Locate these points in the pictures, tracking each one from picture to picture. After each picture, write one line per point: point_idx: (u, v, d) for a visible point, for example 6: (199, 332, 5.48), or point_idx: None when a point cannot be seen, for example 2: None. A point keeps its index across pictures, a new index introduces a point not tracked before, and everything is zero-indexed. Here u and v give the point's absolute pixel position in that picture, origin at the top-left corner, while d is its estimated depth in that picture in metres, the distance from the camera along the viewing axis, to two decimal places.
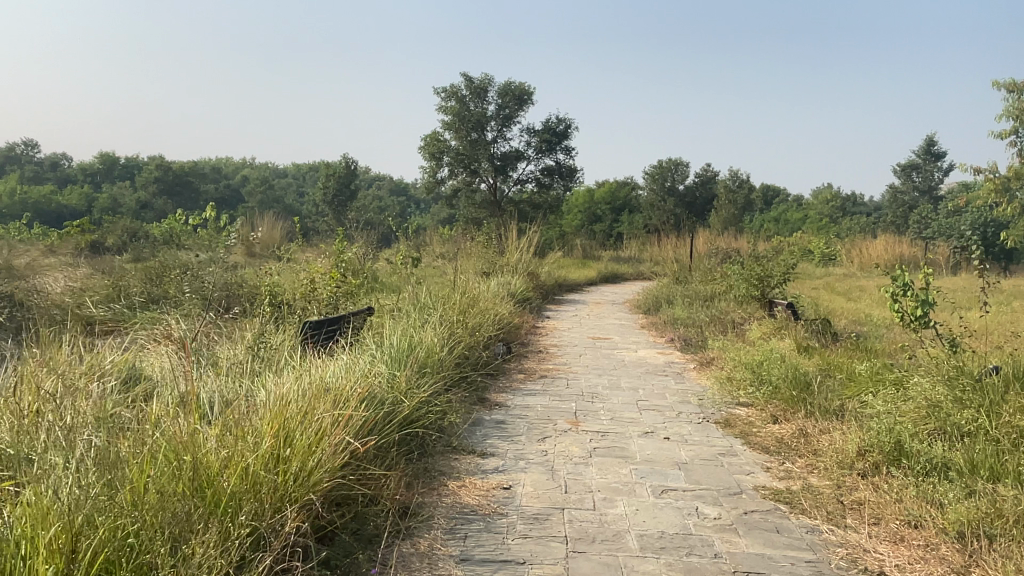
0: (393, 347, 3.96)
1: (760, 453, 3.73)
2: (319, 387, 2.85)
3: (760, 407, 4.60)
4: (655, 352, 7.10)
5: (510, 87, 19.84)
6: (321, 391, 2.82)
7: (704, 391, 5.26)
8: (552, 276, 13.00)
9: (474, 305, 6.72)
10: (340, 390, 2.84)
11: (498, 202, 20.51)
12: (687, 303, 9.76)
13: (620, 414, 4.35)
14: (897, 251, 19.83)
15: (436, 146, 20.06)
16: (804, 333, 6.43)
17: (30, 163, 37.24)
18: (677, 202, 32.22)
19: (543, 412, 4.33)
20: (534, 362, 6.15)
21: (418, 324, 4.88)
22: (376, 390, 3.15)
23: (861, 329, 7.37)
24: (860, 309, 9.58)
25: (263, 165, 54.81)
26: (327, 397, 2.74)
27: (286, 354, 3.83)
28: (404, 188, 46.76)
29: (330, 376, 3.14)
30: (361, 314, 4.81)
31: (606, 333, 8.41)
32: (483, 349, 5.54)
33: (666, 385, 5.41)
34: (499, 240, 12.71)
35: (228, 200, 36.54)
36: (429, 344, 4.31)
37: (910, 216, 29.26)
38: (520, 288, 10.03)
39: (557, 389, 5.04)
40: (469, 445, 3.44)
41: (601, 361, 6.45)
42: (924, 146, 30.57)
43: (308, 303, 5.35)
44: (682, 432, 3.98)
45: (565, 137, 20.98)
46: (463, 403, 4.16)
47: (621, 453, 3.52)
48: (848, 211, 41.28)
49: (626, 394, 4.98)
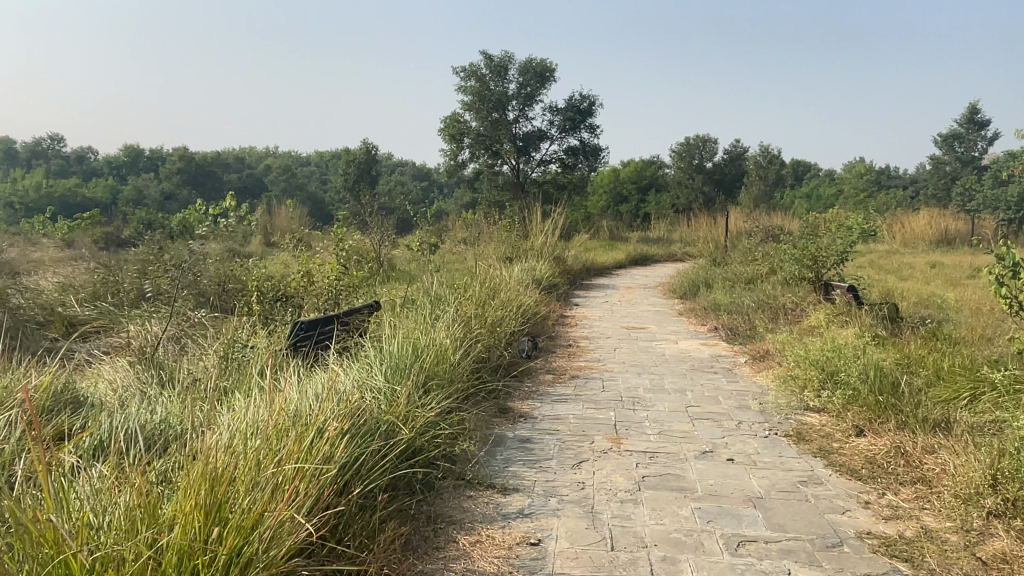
0: (394, 351, 3.27)
1: (850, 478, 2.98)
2: (286, 418, 2.21)
3: (836, 414, 3.84)
4: (698, 344, 6.36)
5: (531, 64, 19.03)
6: (288, 424, 2.18)
7: (762, 393, 4.51)
8: (579, 260, 12.29)
9: (495, 296, 6.03)
10: (312, 418, 2.20)
11: (522, 184, 19.78)
12: (728, 286, 8.96)
13: (668, 426, 3.62)
14: (942, 225, 18.74)
15: (456, 128, 19.33)
16: (871, 321, 5.66)
17: (57, 156, 37.29)
18: (706, 179, 31.16)
19: (577, 425, 3.61)
20: (563, 359, 5.45)
21: (429, 320, 4.19)
22: (365, 413, 2.49)
23: (930, 313, 6.55)
24: (919, 289, 8.72)
25: (287, 155, 54.69)
26: (292, 431, 2.10)
27: (262, 368, 3.18)
28: (426, 172, 46.15)
29: (306, 401, 2.49)
30: (364, 311, 4.19)
31: (641, 322, 7.66)
32: (504, 347, 4.84)
33: (717, 385, 4.66)
34: (522, 223, 11.99)
35: (250, 189, 36.23)
36: (440, 347, 3.60)
37: (952, 188, 27.93)
38: (546, 274, 9.32)
39: (591, 394, 4.33)
40: (487, 477, 2.75)
41: (638, 356, 5.72)
42: (967, 115, 29.07)
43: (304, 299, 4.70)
44: (749, 451, 3.24)
45: (590, 114, 20.09)
46: (480, 419, 3.48)
47: (678, 484, 2.80)
48: (883, 185, 39.92)
49: (673, 398, 4.26)
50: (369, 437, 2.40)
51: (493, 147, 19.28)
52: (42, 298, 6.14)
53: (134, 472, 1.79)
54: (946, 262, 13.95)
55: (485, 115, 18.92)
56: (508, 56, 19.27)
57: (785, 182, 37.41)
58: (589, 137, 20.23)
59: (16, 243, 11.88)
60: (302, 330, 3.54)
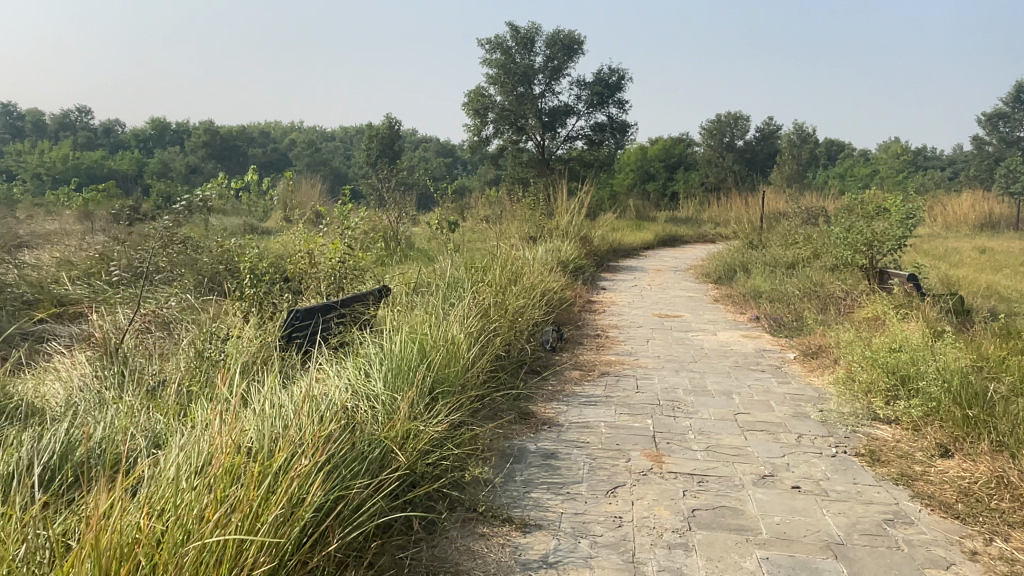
0: (395, 349, 2.78)
1: (945, 517, 2.44)
2: (243, 444, 1.74)
3: (912, 427, 3.29)
4: (738, 336, 5.82)
5: (558, 35, 18.33)
6: (246, 453, 1.71)
7: (819, 398, 3.97)
8: (606, 240, 11.73)
9: (517, 281, 5.52)
10: (281, 444, 1.74)
11: (547, 161, 19.15)
12: (767, 271, 8.37)
13: (717, 440, 3.10)
14: (986, 207, 17.84)
15: (480, 102, 18.70)
16: (936, 315, 5.07)
17: (86, 128, 37.24)
18: (736, 157, 30.25)
19: (609, 436, 3.11)
20: (591, 352, 4.95)
21: (441, 310, 3.71)
22: (352, 435, 2.01)
23: (997, 305, 5.92)
24: (976, 276, 8.05)
25: (311, 131, 54.44)
26: (248, 466, 1.63)
27: (240, 368, 2.71)
28: (450, 147, 45.55)
29: (278, 418, 2.01)
30: (369, 299, 3.71)
31: (674, 309, 7.12)
32: (526, 340, 4.35)
33: (766, 387, 4.13)
34: (548, 201, 11.43)
35: (274, 163, 36.01)
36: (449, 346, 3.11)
37: (995, 168, 26.76)
38: (572, 255, 8.80)
39: (624, 395, 3.83)
40: (503, 509, 2.26)
41: (674, 350, 5.20)
42: (1013, 92, 27.65)
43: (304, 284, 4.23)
44: (817, 477, 2.72)
45: (618, 89, 19.34)
46: (497, 431, 2.99)
47: (736, 521, 2.30)
48: (920, 166, 38.61)
49: (718, 403, 3.74)
50: (357, 465, 1.93)
51: (518, 122, 18.66)
52: (34, 275, 5.75)
53: (24, 535, 1.35)
54: (998, 248, 13.15)
55: (510, 89, 18.28)
56: (535, 27, 18.59)
57: (818, 160, 36.27)
58: (618, 112, 19.51)
59: (29, 216, 11.61)
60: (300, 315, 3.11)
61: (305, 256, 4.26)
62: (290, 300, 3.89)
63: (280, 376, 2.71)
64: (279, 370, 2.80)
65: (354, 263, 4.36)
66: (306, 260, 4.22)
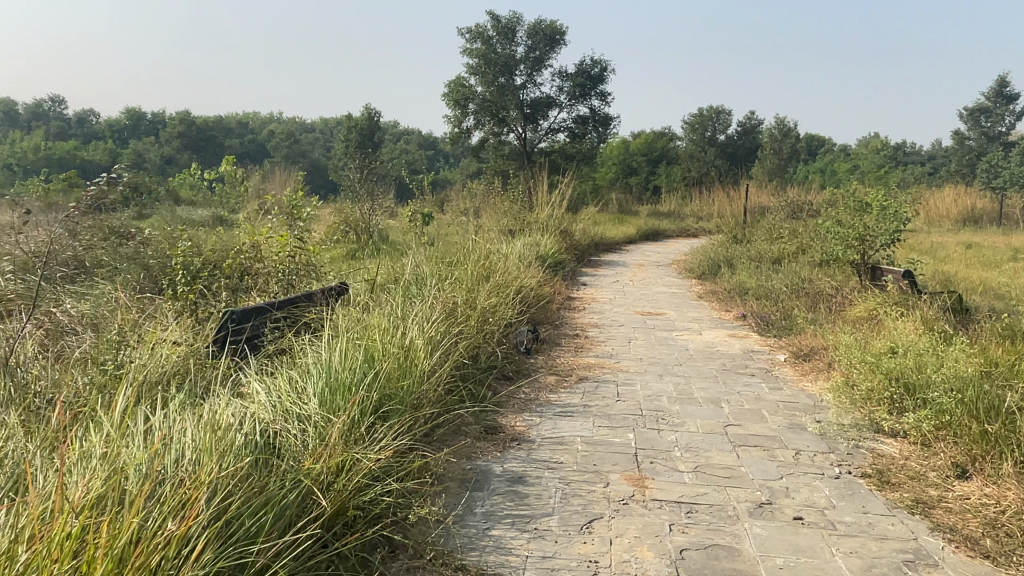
0: (334, 356, 2.38)
1: (973, 557, 2.10)
2: (95, 505, 1.37)
3: (921, 442, 2.97)
4: (725, 336, 5.49)
5: (540, 26, 17.94)
6: (95, 519, 1.34)
7: (815, 406, 3.64)
8: (587, 234, 11.39)
9: (489, 278, 5.13)
10: (144, 505, 1.37)
11: (529, 153, 18.77)
12: (752, 266, 8.06)
13: (706, 459, 2.75)
14: (968, 203, 17.76)
15: (460, 92, 18.22)
16: (935, 313, 4.77)
17: (58, 118, 36.23)
18: (718, 152, 30.08)
19: (586, 455, 2.74)
20: (568, 354, 4.58)
21: (399, 312, 3.33)
22: (256, 478, 1.64)
23: (995, 303, 5.65)
24: (967, 273, 7.80)
25: (290, 122, 53.67)
26: (94, 542, 1.27)
27: (149, 386, 2.31)
28: (431, 139, 45.01)
29: (163, 454, 1.63)
30: (319, 297, 3.31)
31: (657, 306, 6.77)
32: (496, 344, 3.97)
33: (757, 394, 3.78)
34: (528, 193, 11.05)
35: (251, 154, 35.31)
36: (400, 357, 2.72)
37: (976, 163, 26.79)
38: (551, 250, 8.43)
39: (603, 405, 3.47)
40: (455, 555, 1.88)
41: (657, 351, 4.85)
42: (995, 88, 27.66)
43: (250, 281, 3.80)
44: (821, 506, 2.37)
45: (601, 81, 18.95)
46: (457, 452, 2.62)
47: (733, 566, 1.94)
48: (900, 161, 38.78)
49: (707, 413, 3.39)
50: (264, 515, 1.57)
51: (499, 114, 18.25)
52: None
53: None
54: (983, 243, 13.00)
55: (491, 79, 17.86)
56: (517, 17, 18.17)
57: (799, 155, 36.22)
58: (600, 105, 19.16)
59: None
60: (236, 317, 2.72)
61: (249, 249, 3.81)
62: (231, 302, 3.47)
63: (198, 395, 2.32)
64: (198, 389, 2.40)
65: (306, 259, 3.94)
66: (252, 255, 3.76)
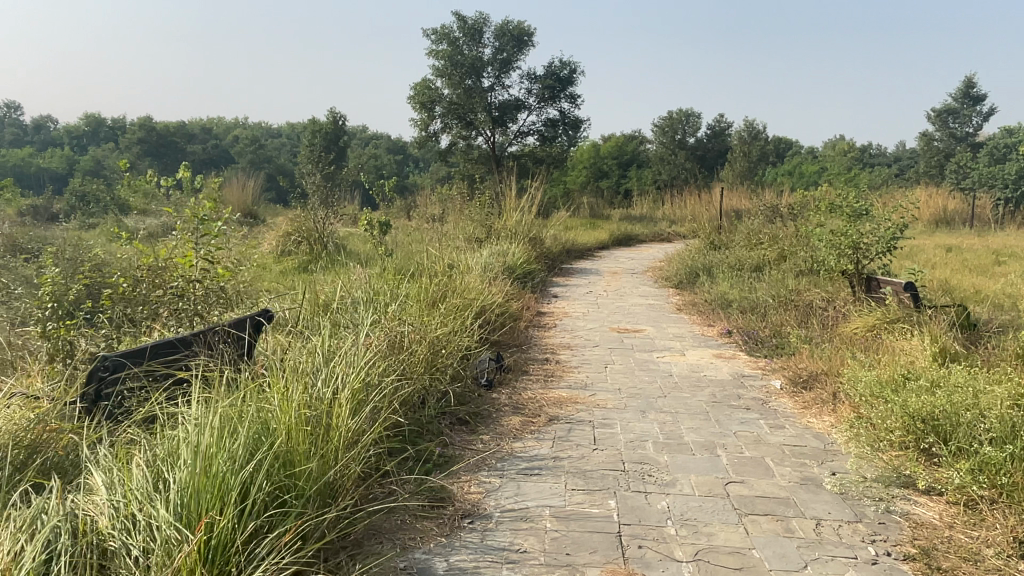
0: (213, 423, 1.77)
1: None
2: None
3: (964, 504, 2.43)
4: (711, 356, 4.94)
5: (507, 26, 17.39)
6: None
7: (826, 450, 3.08)
8: (558, 240, 10.83)
9: (445, 297, 4.53)
10: None
11: (498, 157, 18.17)
12: (733, 275, 7.54)
13: (709, 540, 2.17)
14: (941, 204, 17.55)
15: (426, 95, 17.58)
16: (945, 332, 4.25)
17: (12, 121, 34.79)
18: (688, 154, 29.82)
19: (556, 539, 2.14)
20: (537, 385, 3.98)
21: (326, 350, 2.71)
22: None
23: (999, 314, 5.17)
24: (956, 279, 7.37)
25: (256, 127, 52.57)
26: None
27: None
28: (400, 143, 44.27)
29: None
30: (235, 326, 2.64)
31: (634, 321, 6.20)
32: (450, 381, 3.37)
33: (759, 436, 3.22)
34: (495, 199, 10.44)
35: (214, 160, 34.27)
36: (315, 421, 2.11)
37: (945, 164, 26.81)
38: (520, 259, 7.84)
39: (577, 457, 2.88)
40: None
41: (637, 378, 4.26)
42: (962, 89, 27.79)
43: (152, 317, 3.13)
44: None
45: (571, 83, 18.43)
46: (390, 545, 2.02)
47: None
48: (868, 163, 39.00)
49: (703, 465, 2.82)
50: None
51: (467, 117, 17.63)
52: None
53: None
54: (964, 245, 12.68)
55: (458, 81, 17.25)
56: (484, 18, 17.62)
57: (768, 156, 36.15)
58: (570, 107, 18.64)
59: None
60: (111, 364, 2.07)
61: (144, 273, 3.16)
62: (111, 339, 2.84)
63: (29, 497, 1.76)
64: (35, 484, 1.84)
65: (216, 282, 3.29)
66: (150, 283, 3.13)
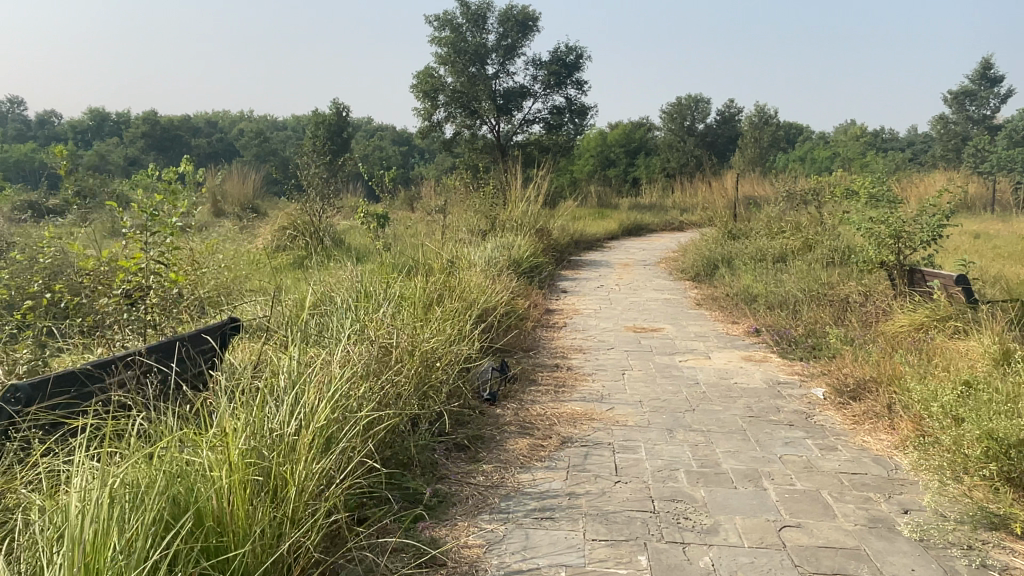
0: (112, 483, 1.35)
1: None
2: None
3: None
4: (739, 360, 4.45)
5: (511, 11, 16.83)
6: None
7: (892, 479, 2.60)
8: (566, 231, 10.35)
9: (443, 298, 4.06)
10: None
11: (504, 146, 17.64)
12: (755, 266, 7.04)
13: None
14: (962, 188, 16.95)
15: (430, 83, 17.04)
16: (1009, 333, 3.75)
17: (18, 118, 34.49)
18: (697, 141, 29.24)
19: None
20: (546, 397, 3.51)
21: (291, 370, 2.25)
22: None
23: None
24: (997, 268, 6.84)
25: (262, 120, 52.30)
26: None
27: None
28: (405, 134, 43.80)
29: None
30: (173, 343, 2.18)
31: (651, 320, 5.71)
32: (446, 398, 2.91)
33: (809, 462, 2.74)
34: (501, 188, 9.94)
35: (218, 154, 33.87)
36: (265, 472, 1.68)
37: (962, 147, 26.09)
38: (526, 252, 7.36)
39: (597, 494, 2.40)
40: None
41: (660, 388, 3.78)
42: (979, 70, 27.10)
43: (96, 333, 2.68)
44: None
45: (577, 69, 17.88)
46: None
47: None
48: (882, 148, 38.20)
49: (749, 504, 2.34)
50: None
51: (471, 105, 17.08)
52: None
53: None
54: (993, 231, 12.09)
55: (461, 69, 16.74)
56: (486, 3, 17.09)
57: (778, 141, 35.44)
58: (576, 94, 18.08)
59: None
60: (22, 397, 1.62)
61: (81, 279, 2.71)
62: (35, 360, 2.40)
63: None
64: None
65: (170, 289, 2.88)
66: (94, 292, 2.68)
